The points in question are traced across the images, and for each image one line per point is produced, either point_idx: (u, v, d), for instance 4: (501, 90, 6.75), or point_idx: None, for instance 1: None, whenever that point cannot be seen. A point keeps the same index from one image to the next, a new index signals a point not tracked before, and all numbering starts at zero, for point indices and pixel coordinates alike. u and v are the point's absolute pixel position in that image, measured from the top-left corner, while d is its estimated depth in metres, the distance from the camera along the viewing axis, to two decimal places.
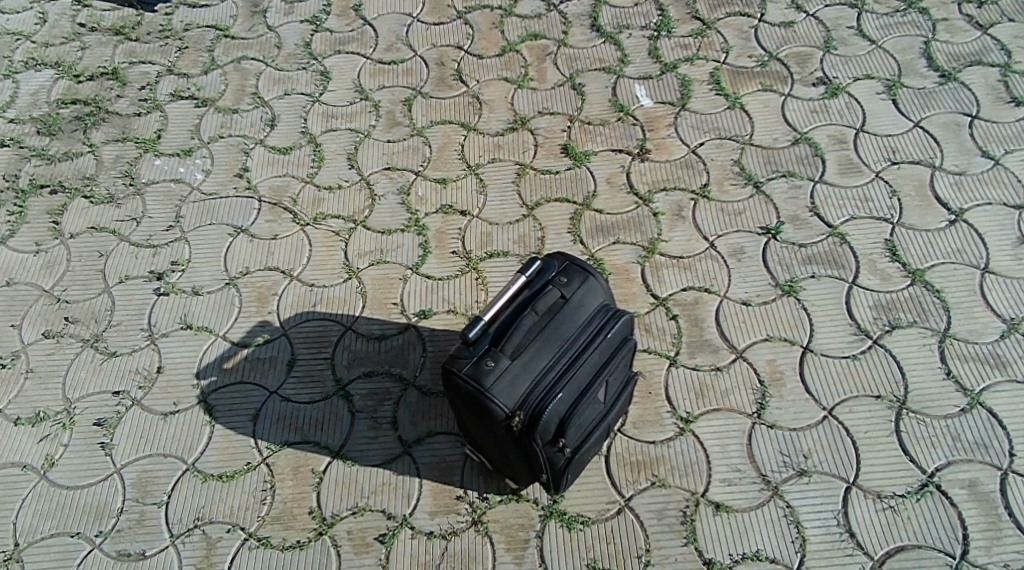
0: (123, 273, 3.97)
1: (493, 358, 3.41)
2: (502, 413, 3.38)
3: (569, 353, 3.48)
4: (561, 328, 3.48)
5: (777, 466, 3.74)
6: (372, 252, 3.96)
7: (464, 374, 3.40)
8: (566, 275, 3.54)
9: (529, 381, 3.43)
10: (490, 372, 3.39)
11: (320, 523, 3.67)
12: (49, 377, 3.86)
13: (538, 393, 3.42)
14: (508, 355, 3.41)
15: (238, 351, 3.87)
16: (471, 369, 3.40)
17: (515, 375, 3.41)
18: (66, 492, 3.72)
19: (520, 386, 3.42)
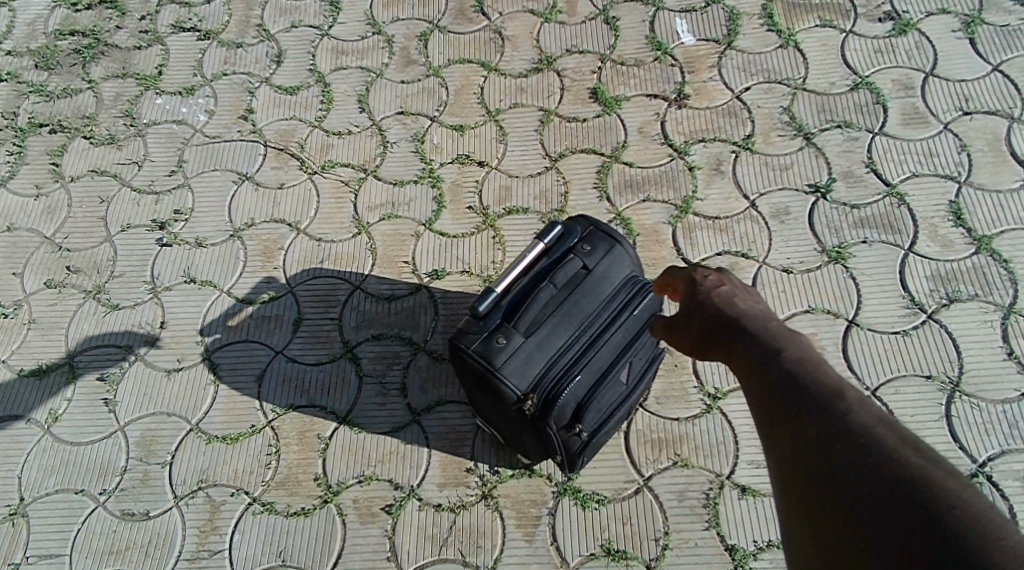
0: (125, 220, 3.78)
1: (504, 335, 3.13)
2: (514, 396, 3.12)
3: (590, 330, 3.18)
4: (582, 303, 3.18)
5: None
6: (384, 206, 3.75)
7: (473, 352, 3.13)
8: (589, 244, 3.23)
9: (545, 360, 3.14)
10: (501, 351, 3.12)
11: (325, 490, 3.51)
12: (52, 329, 3.70)
13: (554, 374, 3.14)
14: (522, 332, 3.13)
15: (242, 308, 3.68)
16: (480, 347, 3.13)
17: (529, 354, 3.13)
18: (70, 448, 3.57)
19: (534, 366, 3.14)
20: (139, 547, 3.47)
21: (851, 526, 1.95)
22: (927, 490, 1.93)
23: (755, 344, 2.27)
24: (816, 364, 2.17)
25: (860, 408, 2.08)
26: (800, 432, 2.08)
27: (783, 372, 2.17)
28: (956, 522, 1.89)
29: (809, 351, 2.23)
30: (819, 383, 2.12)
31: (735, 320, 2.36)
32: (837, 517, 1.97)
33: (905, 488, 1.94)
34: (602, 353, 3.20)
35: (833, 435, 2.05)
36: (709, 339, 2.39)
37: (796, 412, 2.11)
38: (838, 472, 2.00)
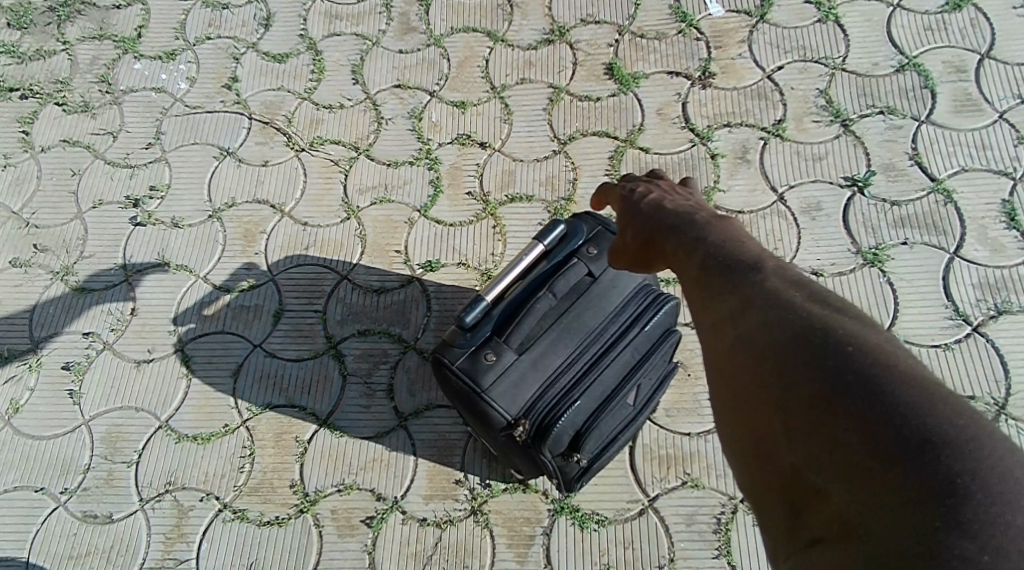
0: (97, 196, 3.48)
1: (494, 351, 2.97)
2: (503, 420, 2.96)
3: (591, 347, 2.99)
4: (584, 317, 2.99)
5: None
6: (375, 188, 3.43)
7: (459, 368, 2.98)
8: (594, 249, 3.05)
9: (540, 379, 2.98)
10: (490, 368, 2.96)
11: (301, 499, 3.25)
12: (16, 312, 3.42)
13: (549, 395, 2.95)
14: (513, 349, 2.96)
15: (220, 296, 3.38)
16: (468, 364, 2.97)
17: (520, 372, 2.96)
18: (30, 442, 3.32)
19: (528, 386, 2.97)
20: (100, 553, 3.22)
21: (764, 372, 1.74)
22: (830, 334, 1.74)
23: (678, 234, 2.08)
24: (733, 242, 1.98)
25: (775, 275, 1.87)
26: (717, 305, 1.87)
27: (698, 251, 1.99)
28: (864, 351, 1.71)
29: (730, 232, 2.03)
30: (732, 258, 1.93)
31: (663, 214, 2.16)
32: (752, 368, 1.76)
33: (818, 327, 1.75)
34: (606, 374, 3.00)
35: (739, 298, 1.85)
36: (643, 245, 2.17)
37: (717, 282, 1.90)
38: (743, 335, 1.79)
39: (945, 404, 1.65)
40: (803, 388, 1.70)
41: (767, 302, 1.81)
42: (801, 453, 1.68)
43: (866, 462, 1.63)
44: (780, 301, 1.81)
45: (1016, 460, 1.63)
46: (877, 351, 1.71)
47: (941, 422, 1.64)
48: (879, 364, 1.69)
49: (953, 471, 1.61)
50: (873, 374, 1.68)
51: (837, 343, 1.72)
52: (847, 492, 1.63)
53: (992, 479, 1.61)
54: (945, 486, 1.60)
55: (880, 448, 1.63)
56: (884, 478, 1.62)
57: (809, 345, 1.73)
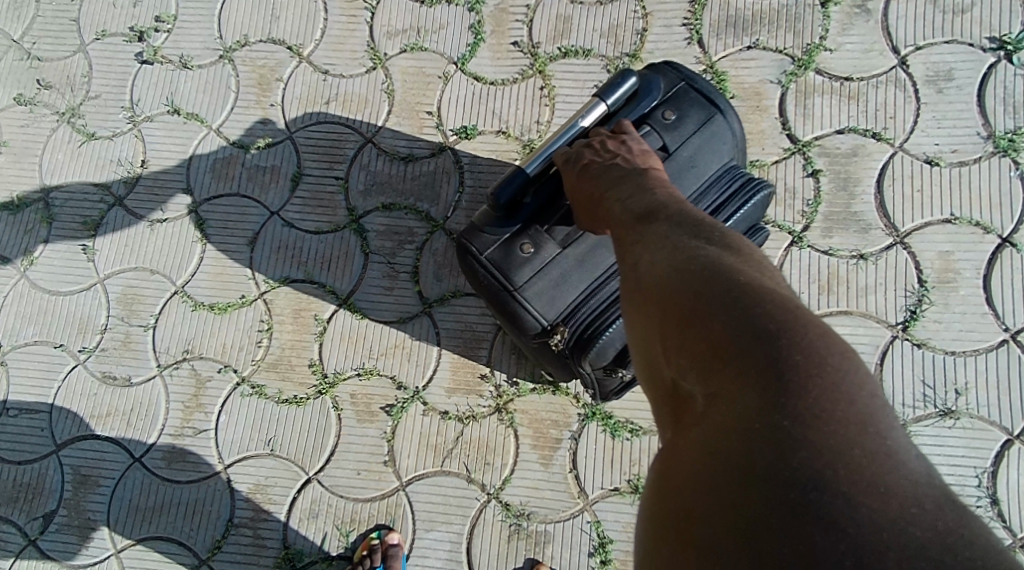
0: (100, 26, 3.09)
1: (534, 241, 2.43)
2: (538, 326, 2.44)
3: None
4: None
5: (913, 398, 2.74)
6: (406, 32, 2.94)
7: (488, 259, 2.44)
8: (674, 113, 2.47)
9: (588, 280, 2.44)
10: (528, 260, 2.43)
11: (320, 380, 3.00)
12: (25, 155, 3.14)
13: (598, 296, 2.43)
14: (560, 241, 2.43)
15: (234, 154, 3.01)
16: (497, 254, 2.44)
17: (564, 271, 2.43)
18: (47, 296, 3.13)
19: (573, 285, 2.44)
20: (121, 415, 3.07)
21: (650, 298, 1.96)
22: (702, 260, 1.95)
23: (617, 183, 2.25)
24: (648, 192, 2.20)
25: (674, 219, 2.09)
26: (629, 253, 2.08)
27: (620, 202, 2.20)
28: (719, 271, 1.91)
29: (648, 182, 2.24)
30: (643, 207, 2.15)
31: (590, 161, 2.32)
32: (646, 297, 1.98)
33: (689, 256, 1.97)
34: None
35: (647, 241, 2.07)
36: (584, 204, 2.30)
37: (633, 234, 2.11)
38: (641, 266, 2.02)
39: (774, 308, 1.84)
40: (671, 306, 1.91)
41: (661, 242, 2.04)
42: (674, 359, 1.89)
43: (713, 358, 1.83)
44: (667, 236, 2.05)
45: (829, 346, 1.80)
46: (727, 268, 1.92)
47: (768, 317, 1.82)
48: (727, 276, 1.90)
49: (775, 355, 1.79)
50: (724, 287, 1.88)
51: (700, 265, 1.93)
52: (702, 389, 1.84)
53: (802, 359, 1.78)
54: (766, 370, 1.78)
55: (724, 347, 1.82)
56: (724, 367, 1.81)
57: (679, 270, 1.95)
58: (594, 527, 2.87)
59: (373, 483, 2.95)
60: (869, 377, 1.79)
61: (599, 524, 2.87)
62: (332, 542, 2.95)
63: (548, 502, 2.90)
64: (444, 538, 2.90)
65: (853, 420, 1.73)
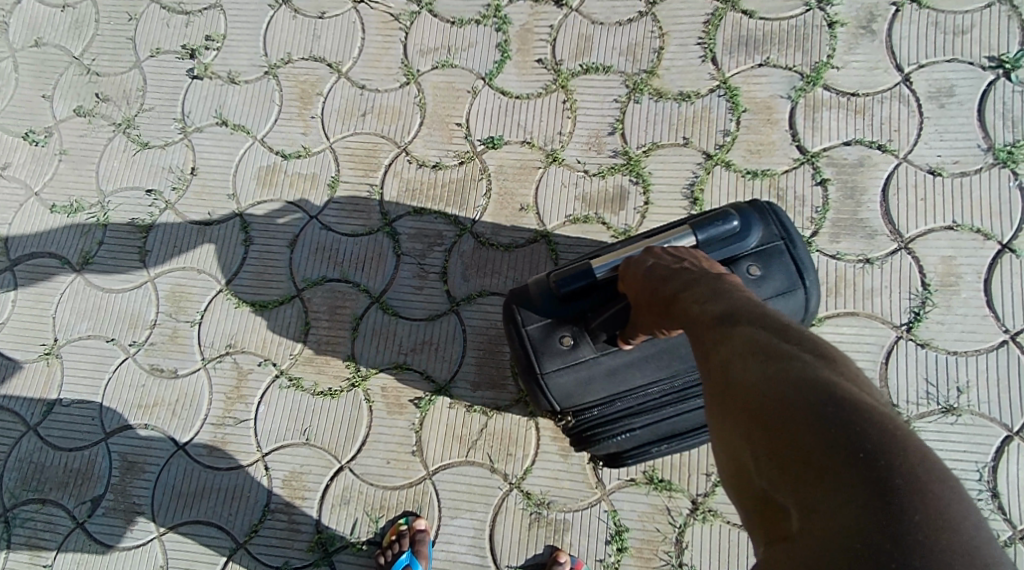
0: (154, 44, 3.31)
1: (574, 338, 2.63)
2: (551, 407, 2.72)
3: (680, 381, 2.70)
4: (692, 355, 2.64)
5: (916, 396, 2.89)
6: (438, 50, 3.13)
7: (530, 336, 2.64)
8: (759, 266, 2.56)
9: (610, 386, 2.68)
10: (564, 351, 2.63)
11: (353, 374, 3.19)
12: (83, 163, 3.37)
13: (614, 403, 2.72)
14: (599, 345, 2.61)
15: (276, 162, 3.22)
16: (538, 335, 2.64)
17: (592, 373, 2.65)
18: (101, 293, 3.36)
19: (596, 386, 2.68)
20: (167, 405, 3.28)
21: (741, 408, 2.00)
22: (793, 369, 1.97)
23: (698, 283, 2.25)
24: (724, 294, 2.20)
25: (759, 321, 2.09)
26: (710, 351, 2.09)
27: (701, 300, 2.19)
28: (812, 382, 1.95)
29: (722, 280, 2.26)
30: (722, 306, 2.14)
31: (665, 266, 2.36)
32: (734, 401, 2.01)
33: (781, 365, 1.99)
34: (678, 421, 2.77)
35: (730, 345, 2.06)
36: (650, 300, 2.33)
37: (713, 334, 2.10)
38: (728, 369, 2.04)
39: (871, 427, 1.88)
40: (765, 415, 1.95)
41: (748, 347, 2.04)
42: (765, 468, 1.94)
43: (810, 472, 1.89)
44: (754, 338, 2.05)
45: (926, 467, 1.86)
46: (823, 381, 1.95)
47: (867, 440, 1.88)
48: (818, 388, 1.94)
49: (875, 473, 1.85)
50: (819, 401, 1.93)
51: (794, 375, 1.97)
52: (795, 500, 1.90)
53: (903, 479, 1.84)
54: (867, 488, 1.84)
55: (820, 460, 1.88)
56: (822, 483, 1.87)
57: (772, 380, 1.97)
58: (611, 516, 3.05)
59: (401, 471, 3.13)
60: (965, 496, 1.87)
61: (615, 512, 3.05)
62: (363, 528, 3.12)
63: (567, 491, 3.07)
64: (468, 525, 3.08)
65: (954, 544, 1.81)
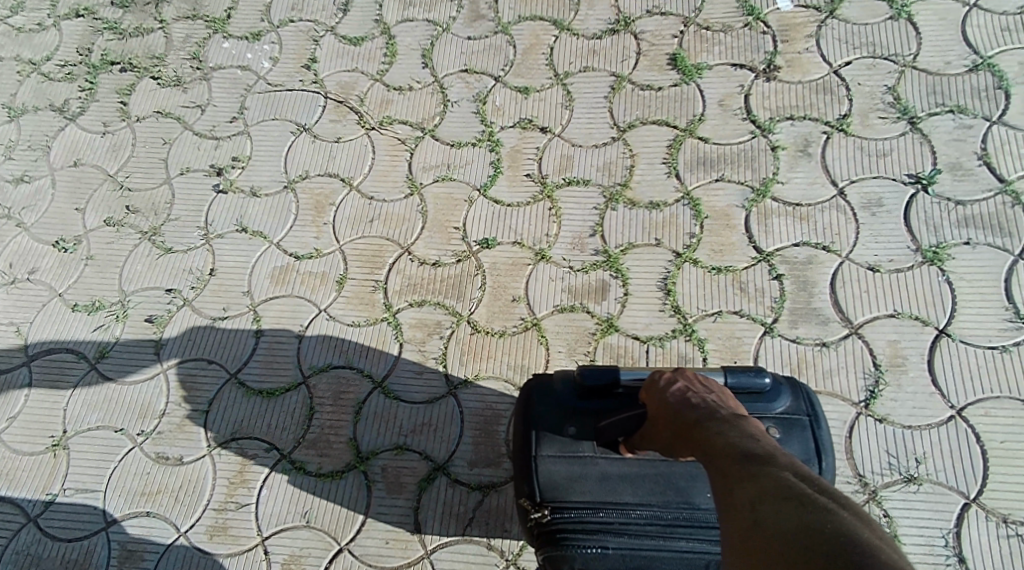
0: (185, 163, 3.68)
1: (579, 431, 2.69)
2: (532, 494, 2.66)
3: (667, 514, 2.57)
4: (690, 492, 2.61)
5: (880, 467, 3.16)
6: (438, 166, 3.48)
7: (538, 417, 2.71)
8: (780, 432, 2.63)
9: (599, 492, 2.64)
10: (565, 440, 2.68)
11: (355, 455, 3.43)
12: (108, 267, 3.69)
13: (596, 514, 2.58)
14: (599, 447, 2.67)
15: (290, 263, 3.57)
16: (547, 414, 2.71)
17: (585, 472, 2.67)
18: (113, 386, 3.58)
19: (586, 486, 2.65)
20: (170, 491, 3.44)
21: (771, 548, 2.15)
22: (825, 518, 2.14)
23: (725, 427, 2.44)
24: (751, 439, 2.40)
25: (789, 471, 2.28)
26: (734, 489, 2.28)
27: (724, 444, 2.39)
28: (828, 529, 2.12)
29: (751, 431, 2.44)
30: (752, 454, 2.34)
31: (694, 400, 2.53)
32: (763, 540, 2.17)
33: (813, 514, 2.15)
34: (657, 560, 2.53)
35: (762, 487, 2.25)
36: (673, 433, 2.51)
37: (739, 473, 2.30)
38: (758, 510, 2.21)
39: None
40: (794, 558, 2.11)
41: (779, 490, 2.23)
42: None
43: None
44: (783, 483, 2.24)
45: None
46: (853, 533, 2.10)
47: None
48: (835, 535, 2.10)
49: None
50: (832, 547, 2.09)
51: (813, 520, 2.14)
52: None
53: None
54: None
55: None
56: None
57: (804, 528, 2.14)
58: None
59: (399, 550, 3.31)
60: None
61: None
62: None
63: None
64: None
65: None
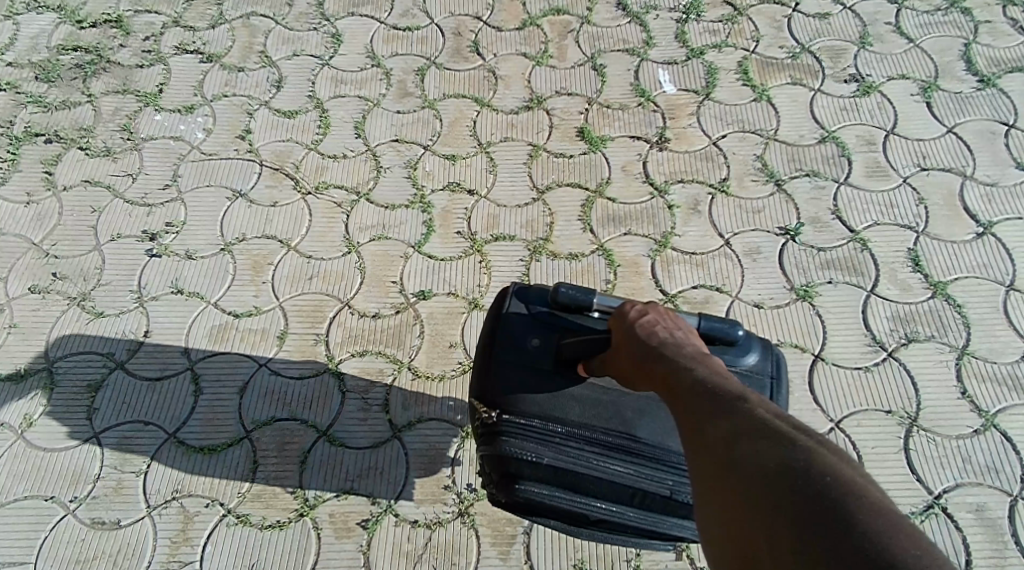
0: (116, 230, 3.80)
1: (546, 343, 2.84)
2: (487, 394, 2.81)
3: (609, 437, 2.72)
4: (635, 424, 2.75)
5: None
6: (374, 227, 3.81)
7: (513, 322, 2.86)
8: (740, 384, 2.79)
9: (545, 404, 2.78)
10: (528, 351, 2.83)
11: (302, 504, 3.48)
12: (32, 334, 3.67)
13: (538, 424, 2.74)
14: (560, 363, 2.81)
15: (229, 321, 3.69)
16: (519, 322, 2.86)
17: (539, 386, 2.80)
18: (43, 454, 3.53)
19: (535, 395, 2.79)
20: (107, 556, 3.41)
21: (749, 482, 2.20)
22: (805, 458, 2.20)
23: (687, 367, 2.49)
24: (718, 377, 2.46)
25: (760, 408, 2.34)
26: (708, 424, 2.33)
27: (691, 381, 2.44)
28: (813, 470, 2.17)
29: (717, 368, 2.50)
30: (722, 392, 2.39)
31: (661, 335, 2.62)
32: (738, 475, 2.22)
33: (790, 450, 2.22)
34: (584, 480, 2.69)
35: (736, 419, 2.31)
36: (637, 367, 2.59)
37: (710, 408, 2.35)
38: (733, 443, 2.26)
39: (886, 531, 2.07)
40: (774, 493, 2.17)
41: (753, 426, 2.28)
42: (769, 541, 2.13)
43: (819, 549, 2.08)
44: (758, 419, 2.30)
45: None
46: (833, 471, 2.17)
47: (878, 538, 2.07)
48: (820, 477, 2.16)
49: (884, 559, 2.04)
50: (817, 490, 2.14)
51: (795, 459, 2.20)
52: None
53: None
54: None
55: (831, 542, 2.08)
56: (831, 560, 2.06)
57: (784, 464, 2.19)
58: None
59: None
60: None
61: None
62: None
63: None
64: None
65: None
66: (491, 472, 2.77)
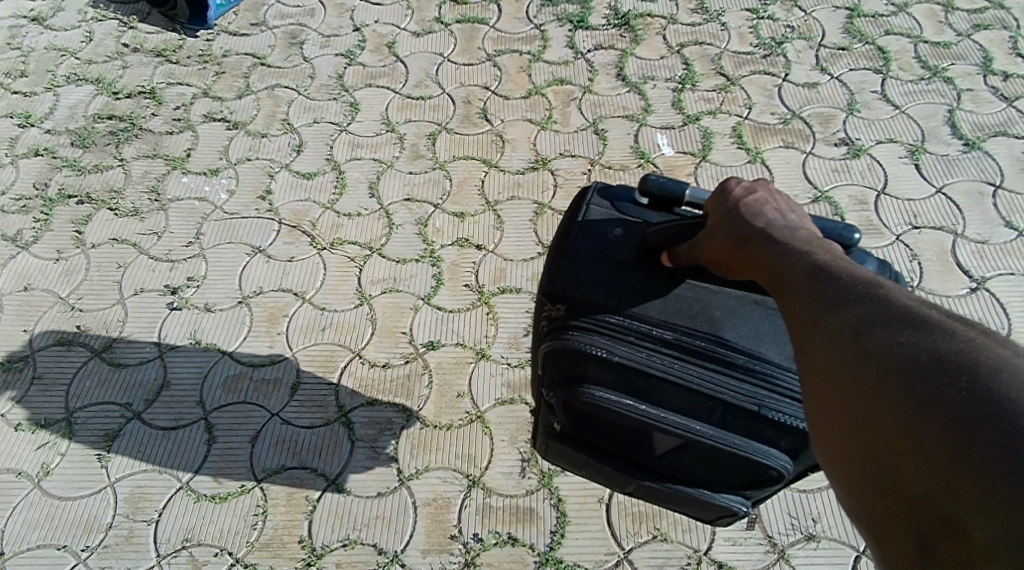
0: (139, 284, 3.95)
1: (626, 231, 2.75)
2: (557, 289, 2.70)
3: (693, 338, 2.59)
4: (722, 325, 2.60)
5: (784, 528, 3.50)
6: (385, 280, 3.94)
7: (594, 214, 2.79)
8: None
9: (622, 299, 2.65)
10: (609, 240, 2.73)
11: (309, 553, 3.45)
12: (54, 384, 3.76)
13: (611, 319, 2.63)
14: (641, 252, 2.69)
15: (243, 370, 3.78)
16: (600, 217, 2.78)
17: (612, 278, 2.68)
18: (58, 502, 3.55)
19: (609, 289, 2.67)
20: None
21: (888, 373, 2.01)
22: (960, 351, 1.97)
23: (805, 257, 2.27)
24: (845, 262, 2.23)
25: (898, 293, 2.11)
26: (829, 312, 2.12)
27: (811, 268, 2.23)
28: (979, 366, 1.94)
29: (836, 253, 2.29)
30: (851, 276, 2.17)
31: (769, 221, 2.42)
32: (873, 365, 2.03)
33: (943, 340, 1.99)
34: (656, 387, 2.60)
35: (874, 303, 2.09)
36: (733, 252, 2.44)
37: (836, 292, 2.15)
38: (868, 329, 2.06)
39: None
40: (918, 386, 1.97)
41: (891, 313, 2.07)
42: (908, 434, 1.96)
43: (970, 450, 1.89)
44: (896, 304, 2.08)
45: None
46: (997, 367, 1.93)
47: None
48: (990, 375, 1.93)
49: None
50: (985, 389, 1.92)
51: (953, 352, 1.98)
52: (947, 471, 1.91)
53: None
54: None
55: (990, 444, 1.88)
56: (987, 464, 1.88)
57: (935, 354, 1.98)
58: None
59: None
60: None
61: None
62: None
63: None
64: None
65: None
66: (557, 372, 2.69)
